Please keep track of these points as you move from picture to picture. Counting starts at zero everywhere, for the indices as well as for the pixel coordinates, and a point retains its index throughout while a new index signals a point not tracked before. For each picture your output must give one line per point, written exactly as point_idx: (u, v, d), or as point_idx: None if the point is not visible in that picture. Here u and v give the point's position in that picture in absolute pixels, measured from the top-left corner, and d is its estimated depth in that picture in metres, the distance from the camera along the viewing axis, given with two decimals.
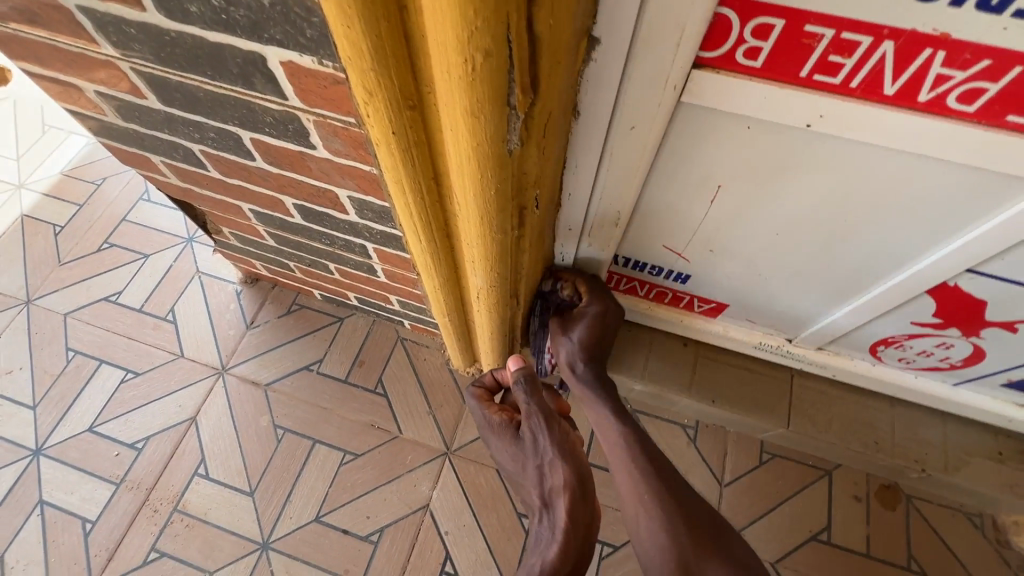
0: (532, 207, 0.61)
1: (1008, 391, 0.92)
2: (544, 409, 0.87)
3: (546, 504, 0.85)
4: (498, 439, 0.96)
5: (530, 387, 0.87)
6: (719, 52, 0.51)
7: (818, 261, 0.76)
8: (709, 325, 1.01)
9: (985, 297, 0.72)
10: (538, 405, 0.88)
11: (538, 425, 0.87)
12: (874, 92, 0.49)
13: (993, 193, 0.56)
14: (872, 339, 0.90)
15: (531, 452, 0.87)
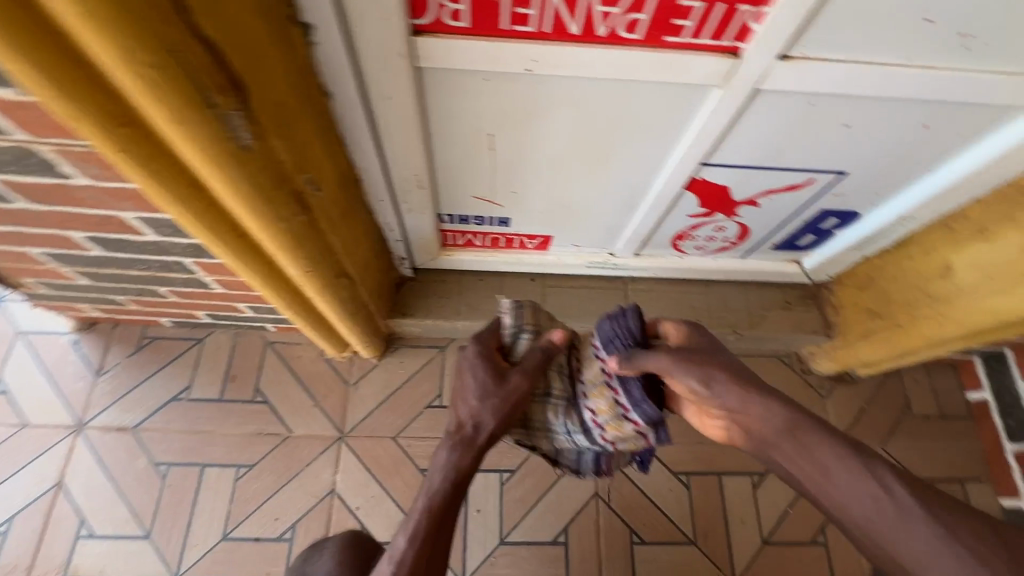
0: (312, 188, 0.64)
1: (778, 253, 1.13)
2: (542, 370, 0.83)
3: (463, 444, 0.80)
4: (476, 365, 0.83)
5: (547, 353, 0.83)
6: (430, 18, 0.56)
7: (598, 180, 0.87)
8: (544, 257, 1.13)
9: (725, 183, 0.87)
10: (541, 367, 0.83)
11: (525, 383, 0.81)
12: (565, 33, 0.58)
13: (688, 101, 0.68)
14: (670, 236, 1.06)
15: (502, 390, 0.81)
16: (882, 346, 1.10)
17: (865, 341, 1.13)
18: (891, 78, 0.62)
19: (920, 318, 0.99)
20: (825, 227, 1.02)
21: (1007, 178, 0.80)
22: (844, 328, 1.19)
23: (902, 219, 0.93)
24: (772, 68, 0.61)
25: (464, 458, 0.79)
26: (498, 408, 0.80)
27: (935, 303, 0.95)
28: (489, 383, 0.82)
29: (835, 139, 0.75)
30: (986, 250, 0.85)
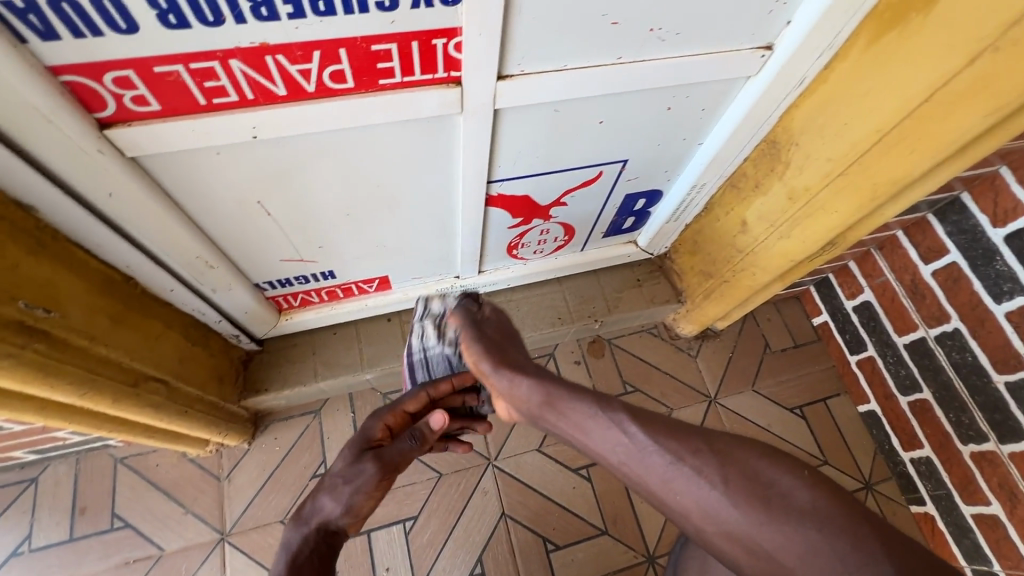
0: (38, 311, 0.58)
1: (612, 238, 1.18)
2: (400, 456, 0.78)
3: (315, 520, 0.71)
4: (352, 446, 0.80)
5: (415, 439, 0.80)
6: (112, 109, 0.52)
7: (401, 217, 0.86)
8: (389, 296, 1.10)
9: (524, 192, 0.89)
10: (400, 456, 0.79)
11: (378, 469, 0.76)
12: (272, 96, 0.56)
13: (440, 132, 0.69)
14: (503, 249, 1.08)
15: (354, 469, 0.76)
16: (724, 300, 1.18)
17: (710, 298, 1.20)
18: (610, 75, 0.66)
19: (739, 271, 1.07)
20: (639, 208, 1.07)
21: (758, 137, 0.88)
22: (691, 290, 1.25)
23: (696, 187, 1.00)
24: (498, 88, 0.63)
25: (298, 533, 0.69)
26: (345, 489, 0.74)
27: (743, 256, 1.03)
28: (355, 461, 0.77)
29: (598, 135, 0.79)
30: (763, 202, 0.93)
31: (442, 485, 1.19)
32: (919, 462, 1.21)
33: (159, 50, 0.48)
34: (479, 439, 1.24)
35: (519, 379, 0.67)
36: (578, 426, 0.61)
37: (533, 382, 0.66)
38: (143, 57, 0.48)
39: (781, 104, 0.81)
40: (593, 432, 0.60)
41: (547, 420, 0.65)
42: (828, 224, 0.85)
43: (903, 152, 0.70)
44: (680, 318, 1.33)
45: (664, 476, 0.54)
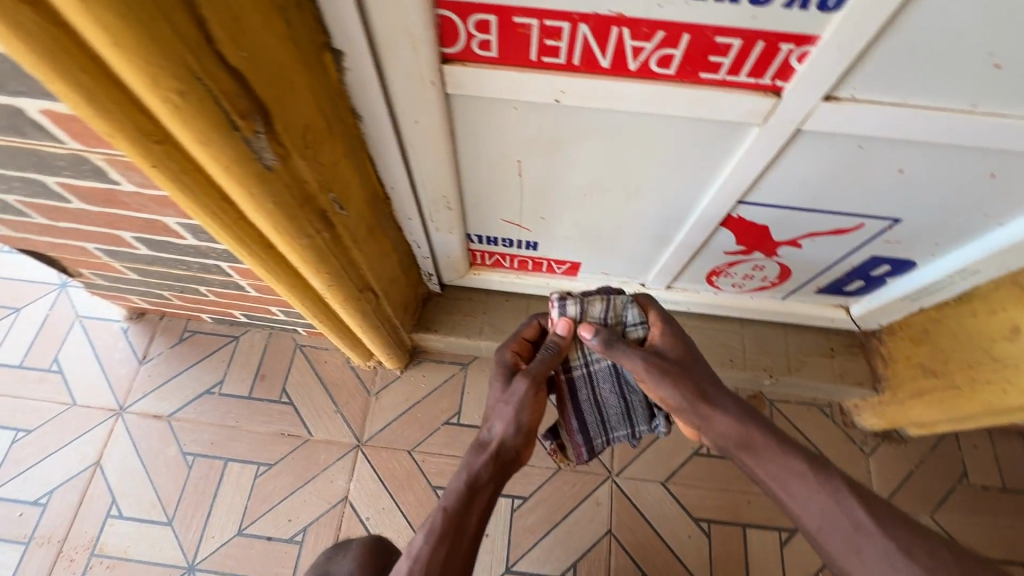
0: (337, 206, 0.66)
1: (823, 296, 1.06)
2: (539, 376, 0.77)
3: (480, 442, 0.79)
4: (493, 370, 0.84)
5: (548, 353, 0.77)
6: (459, 47, 0.57)
7: (630, 211, 0.85)
8: (572, 282, 1.11)
9: (765, 222, 0.83)
10: (541, 373, 0.77)
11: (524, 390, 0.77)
12: (595, 66, 0.57)
13: (724, 137, 0.66)
14: (704, 271, 1.02)
15: (505, 395, 0.80)
16: (940, 408, 1.01)
17: (921, 399, 1.04)
18: (952, 124, 0.57)
19: (982, 383, 0.91)
20: (875, 274, 0.95)
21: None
22: (896, 381, 1.10)
23: (963, 273, 0.85)
24: (816, 109, 0.58)
25: (475, 461, 0.78)
26: (505, 413, 0.79)
27: (995, 364, 0.88)
28: (502, 389, 0.81)
29: (887, 184, 0.70)
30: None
31: (558, 478, 1.18)
32: None
33: (528, 3, 0.51)
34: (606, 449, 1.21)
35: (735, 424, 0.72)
36: (796, 485, 0.69)
37: (754, 433, 0.72)
38: (511, 7, 0.51)
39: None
40: (803, 503, 0.68)
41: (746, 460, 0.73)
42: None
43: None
44: (864, 403, 1.18)
45: (875, 562, 0.63)
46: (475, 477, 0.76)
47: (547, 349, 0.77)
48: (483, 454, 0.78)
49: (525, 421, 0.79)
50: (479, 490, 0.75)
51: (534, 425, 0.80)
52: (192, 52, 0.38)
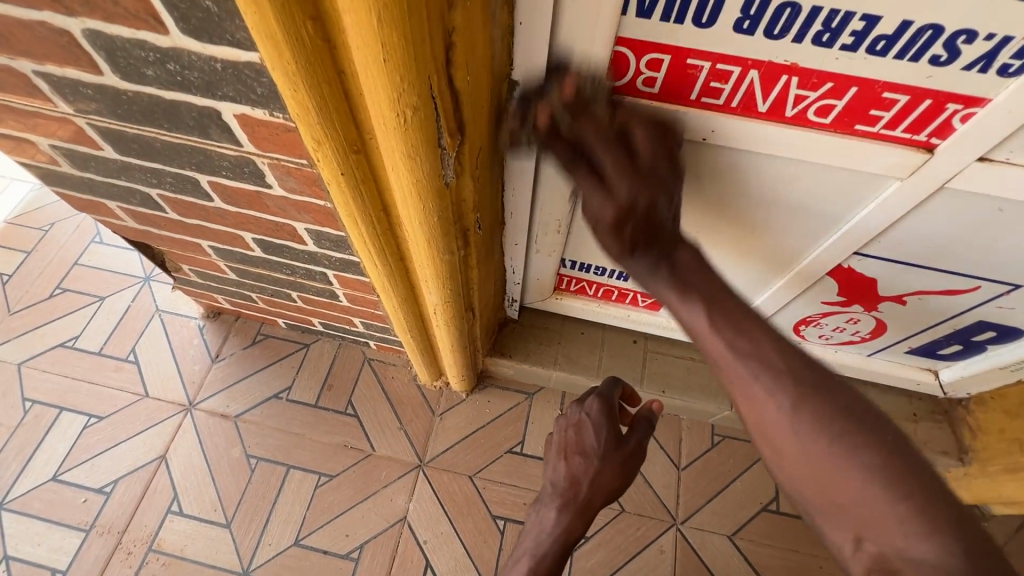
0: (476, 227, 0.69)
1: (913, 356, 1.04)
2: (563, 436, 0.88)
3: (561, 505, 0.85)
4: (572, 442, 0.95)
5: (570, 409, 0.89)
6: (622, 82, 0.59)
7: (736, 253, 0.86)
8: (654, 317, 1.11)
9: (875, 275, 0.83)
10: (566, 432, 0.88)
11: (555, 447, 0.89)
12: (752, 109, 0.59)
13: (860, 188, 0.67)
14: (794, 320, 1.01)
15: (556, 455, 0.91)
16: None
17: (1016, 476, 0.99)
18: None
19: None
20: (977, 340, 0.93)
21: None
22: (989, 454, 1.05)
23: None
24: (967, 168, 0.59)
25: (543, 516, 0.88)
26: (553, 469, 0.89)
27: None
28: (576, 457, 0.85)
29: (1020, 249, 0.69)
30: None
31: (621, 521, 1.15)
32: None
33: (706, 47, 0.53)
34: (671, 494, 1.18)
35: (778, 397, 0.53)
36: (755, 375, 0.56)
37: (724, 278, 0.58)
38: (687, 49, 0.54)
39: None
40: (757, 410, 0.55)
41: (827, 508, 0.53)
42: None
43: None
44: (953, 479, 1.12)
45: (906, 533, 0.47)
46: (568, 537, 0.84)
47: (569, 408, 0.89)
48: (545, 510, 0.87)
49: (570, 480, 0.85)
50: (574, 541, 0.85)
51: (583, 486, 0.84)
52: (435, 73, 0.41)
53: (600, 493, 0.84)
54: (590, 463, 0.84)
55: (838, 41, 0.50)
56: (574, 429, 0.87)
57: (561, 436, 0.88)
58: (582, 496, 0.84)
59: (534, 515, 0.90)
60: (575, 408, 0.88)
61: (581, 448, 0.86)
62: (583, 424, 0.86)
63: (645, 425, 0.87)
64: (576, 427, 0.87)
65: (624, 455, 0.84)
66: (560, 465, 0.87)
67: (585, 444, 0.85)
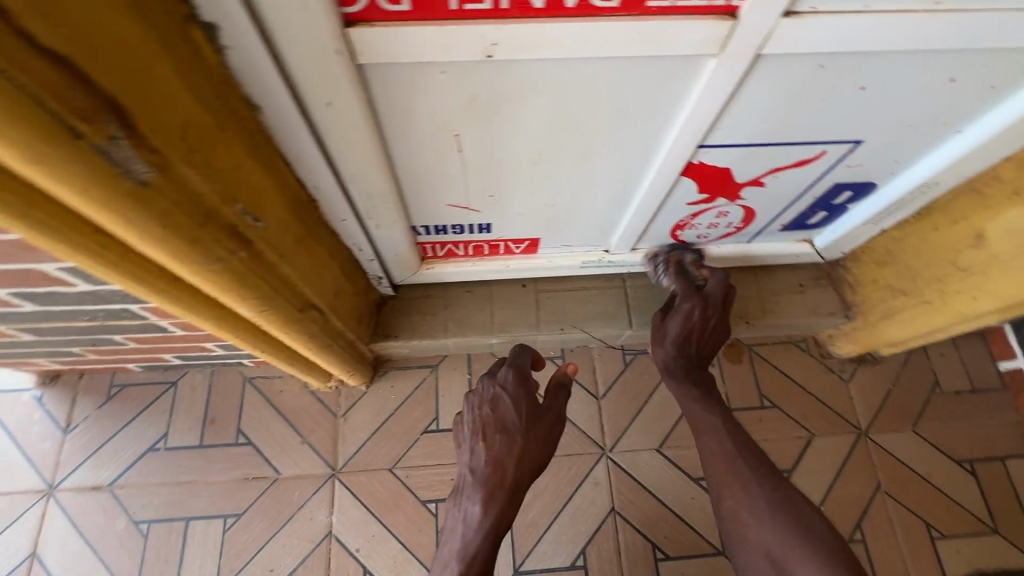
0: (249, 219, 0.55)
1: (787, 232, 1.04)
2: (477, 415, 0.80)
3: (486, 496, 0.76)
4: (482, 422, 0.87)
5: (482, 383, 0.81)
6: (361, 4, 0.47)
7: (585, 175, 0.78)
8: (534, 258, 1.03)
9: (726, 163, 0.77)
10: (480, 410, 0.80)
11: (472, 429, 0.80)
12: (528, 8, 0.48)
13: (678, 75, 0.59)
14: (668, 229, 0.97)
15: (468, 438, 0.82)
16: (912, 325, 1.01)
17: (892, 319, 1.04)
18: (917, 27, 0.52)
19: (947, 293, 0.91)
20: (837, 202, 0.92)
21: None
22: (866, 305, 1.09)
23: (925, 185, 0.83)
24: (776, 27, 0.52)
25: (465, 506, 0.77)
26: (470, 453, 0.79)
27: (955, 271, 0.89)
28: (497, 436, 0.78)
29: (850, 104, 0.65)
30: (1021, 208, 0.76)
31: (553, 466, 1.13)
32: None
33: None
34: (595, 426, 1.17)
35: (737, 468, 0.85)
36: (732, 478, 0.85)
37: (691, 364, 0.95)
38: None
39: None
40: (720, 479, 0.86)
41: (755, 527, 0.80)
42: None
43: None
44: (843, 333, 1.17)
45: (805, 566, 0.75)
46: (497, 528, 0.76)
47: (479, 382, 0.82)
48: (469, 500, 0.77)
49: (495, 462, 0.77)
50: (503, 529, 0.77)
51: (509, 467, 0.77)
52: None
53: (526, 471, 0.78)
54: (513, 438, 0.77)
55: None
56: (490, 405, 0.79)
57: (475, 416, 0.80)
58: (509, 479, 0.76)
59: (453, 510, 0.78)
60: (487, 382, 0.81)
61: (500, 424, 0.78)
62: (499, 398, 0.80)
63: (564, 389, 0.83)
64: (492, 405, 0.79)
65: (546, 427, 0.80)
66: (479, 447, 0.78)
67: (505, 420, 0.78)
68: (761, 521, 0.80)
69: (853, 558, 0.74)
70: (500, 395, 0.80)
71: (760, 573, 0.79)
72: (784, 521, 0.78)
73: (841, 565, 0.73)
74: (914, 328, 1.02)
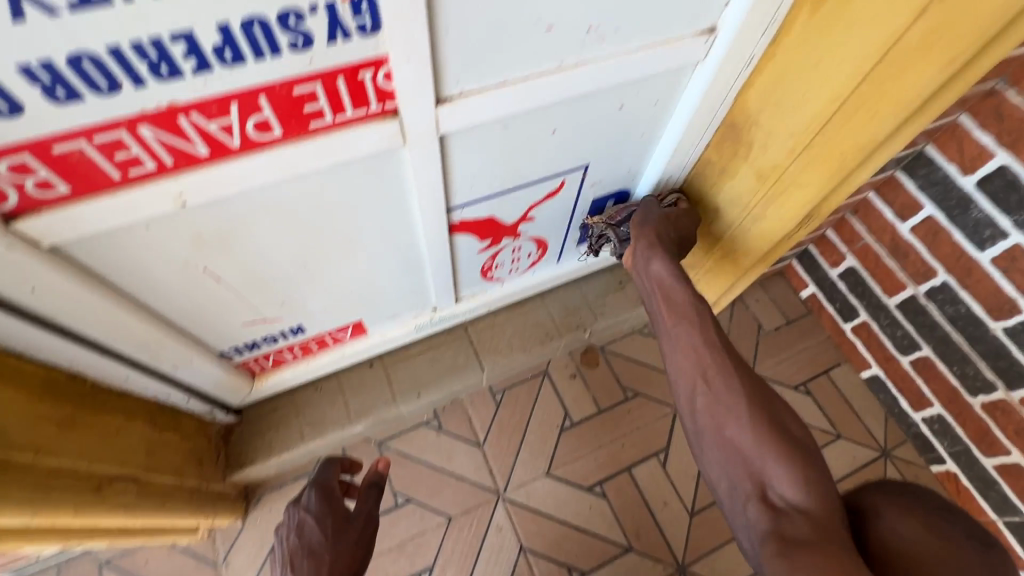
0: None
1: (586, 245, 1.14)
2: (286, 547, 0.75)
3: None
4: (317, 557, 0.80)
5: (288, 512, 0.78)
6: (16, 200, 0.47)
7: (363, 261, 0.81)
8: (367, 340, 1.04)
9: (487, 214, 0.84)
10: (288, 542, 0.75)
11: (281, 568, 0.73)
12: (195, 158, 0.51)
13: (384, 167, 0.64)
14: (477, 273, 1.02)
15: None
16: (730, 272, 1.06)
17: (717, 269, 1.07)
18: (552, 84, 0.63)
19: (749, 235, 0.94)
20: (608, 211, 1.03)
21: (735, 89, 0.79)
22: (706, 255, 1.07)
23: (662, 182, 0.97)
24: (438, 114, 0.59)
25: None
26: None
27: (740, 216, 0.93)
28: (304, 562, 0.72)
29: (553, 145, 0.75)
30: (746, 145, 0.84)
31: (453, 528, 1.13)
32: (931, 421, 1.19)
33: (54, 129, 0.43)
34: (484, 473, 1.18)
35: (709, 360, 0.75)
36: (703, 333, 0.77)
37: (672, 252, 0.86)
38: (38, 138, 0.44)
39: (740, 79, 0.77)
40: (689, 380, 0.75)
41: (715, 424, 0.70)
42: (831, 175, 0.77)
43: (925, 59, 0.60)
44: (701, 284, 1.13)
45: (768, 451, 0.63)
46: None
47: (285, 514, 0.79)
48: None
49: None
50: None
51: None
52: None
53: None
54: (320, 555, 0.73)
55: (181, 67, 0.43)
56: (296, 531, 0.76)
57: (283, 549, 0.75)
58: None
59: None
60: (293, 509, 0.78)
61: (307, 549, 0.74)
62: (305, 522, 0.77)
63: (377, 488, 0.81)
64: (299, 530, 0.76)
65: (357, 531, 0.76)
66: None
67: (311, 539, 0.74)
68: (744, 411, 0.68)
69: (829, 473, 0.61)
70: (307, 518, 0.77)
71: (737, 480, 0.65)
72: (783, 446, 0.63)
73: (822, 487, 0.60)
74: (737, 271, 1.05)
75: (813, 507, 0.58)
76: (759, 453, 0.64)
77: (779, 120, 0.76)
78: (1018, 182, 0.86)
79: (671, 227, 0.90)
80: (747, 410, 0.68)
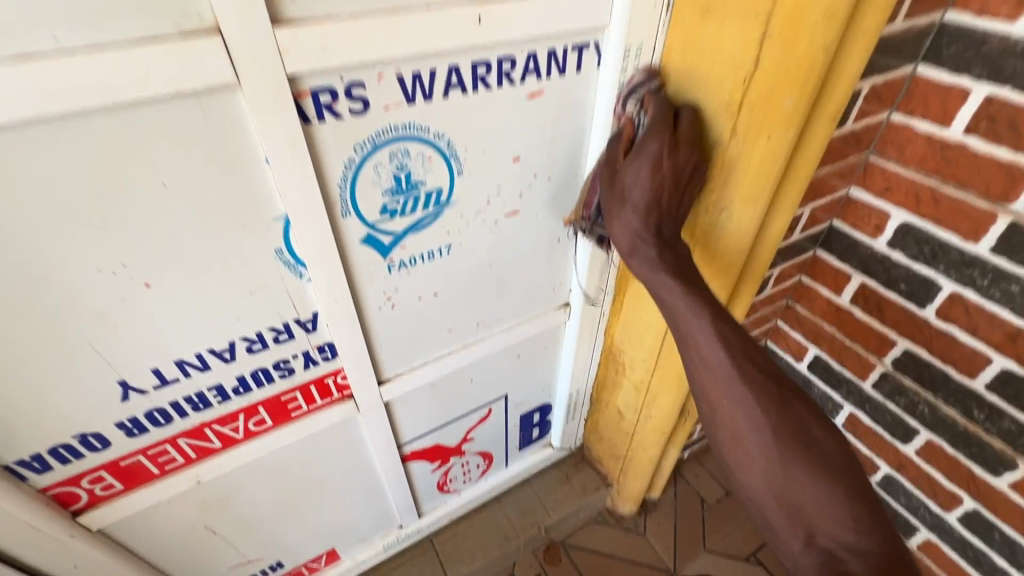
0: None
1: (527, 449, 1.34)
2: None
3: None
4: None
5: None
6: (85, 499, 0.69)
7: (334, 498, 1.00)
8: (339, 566, 1.16)
9: (433, 443, 1.07)
10: None
11: None
12: (210, 449, 0.75)
13: (346, 429, 0.89)
14: (434, 489, 1.20)
15: None
16: (727, 265, 0.79)
17: (705, 255, 0.80)
18: (459, 355, 0.92)
19: (728, 218, 0.74)
20: (538, 420, 1.27)
21: (653, 56, 0.70)
22: (633, 431, 1.22)
23: (573, 394, 1.23)
24: (381, 390, 0.86)
25: None
26: None
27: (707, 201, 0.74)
28: None
29: (473, 387, 1.02)
30: (677, 74, 0.69)
31: None
32: None
33: (124, 451, 0.68)
34: None
35: (733, 387, 0.62)
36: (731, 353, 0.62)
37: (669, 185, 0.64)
38: (111, 458, 0.68)
39: (610, 271, 0.97)
40: (721, 418, 0.63)
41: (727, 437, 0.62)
42: (817, 74, 0.58)
43: (759, 163, 0.67)
44: (627, 474, 1.33)
45: (806, 482, 0.57)
46: None
47: None
48: None
49: None
50: None
51: None
52: None
53: None
54: None
55: (209, 402, 0.70)
56: None
57: None
58: None
59: None
60: None
61: None
62: None
63: None
64: None
65: None
66: None
67: None
68: (752, 427, 0.61)
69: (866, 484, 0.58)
70: None
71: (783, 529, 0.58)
72: (811, 469, 0.58)
73: (872, 525, 0.55)
74: (738, 245, 0.76)
75: (871, 548, 0.54)
76: (798, 484, 0.58)
77: (692, 66, 0.66)
78: (830, 367, 1.15)
79: (654, 182, 0.63)
80: (752, 403, 0.61)
